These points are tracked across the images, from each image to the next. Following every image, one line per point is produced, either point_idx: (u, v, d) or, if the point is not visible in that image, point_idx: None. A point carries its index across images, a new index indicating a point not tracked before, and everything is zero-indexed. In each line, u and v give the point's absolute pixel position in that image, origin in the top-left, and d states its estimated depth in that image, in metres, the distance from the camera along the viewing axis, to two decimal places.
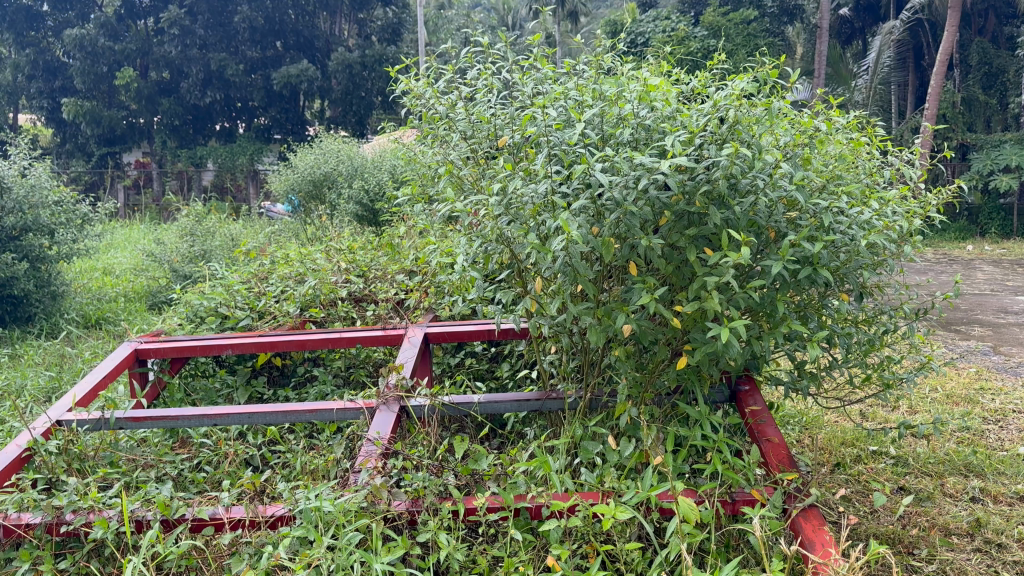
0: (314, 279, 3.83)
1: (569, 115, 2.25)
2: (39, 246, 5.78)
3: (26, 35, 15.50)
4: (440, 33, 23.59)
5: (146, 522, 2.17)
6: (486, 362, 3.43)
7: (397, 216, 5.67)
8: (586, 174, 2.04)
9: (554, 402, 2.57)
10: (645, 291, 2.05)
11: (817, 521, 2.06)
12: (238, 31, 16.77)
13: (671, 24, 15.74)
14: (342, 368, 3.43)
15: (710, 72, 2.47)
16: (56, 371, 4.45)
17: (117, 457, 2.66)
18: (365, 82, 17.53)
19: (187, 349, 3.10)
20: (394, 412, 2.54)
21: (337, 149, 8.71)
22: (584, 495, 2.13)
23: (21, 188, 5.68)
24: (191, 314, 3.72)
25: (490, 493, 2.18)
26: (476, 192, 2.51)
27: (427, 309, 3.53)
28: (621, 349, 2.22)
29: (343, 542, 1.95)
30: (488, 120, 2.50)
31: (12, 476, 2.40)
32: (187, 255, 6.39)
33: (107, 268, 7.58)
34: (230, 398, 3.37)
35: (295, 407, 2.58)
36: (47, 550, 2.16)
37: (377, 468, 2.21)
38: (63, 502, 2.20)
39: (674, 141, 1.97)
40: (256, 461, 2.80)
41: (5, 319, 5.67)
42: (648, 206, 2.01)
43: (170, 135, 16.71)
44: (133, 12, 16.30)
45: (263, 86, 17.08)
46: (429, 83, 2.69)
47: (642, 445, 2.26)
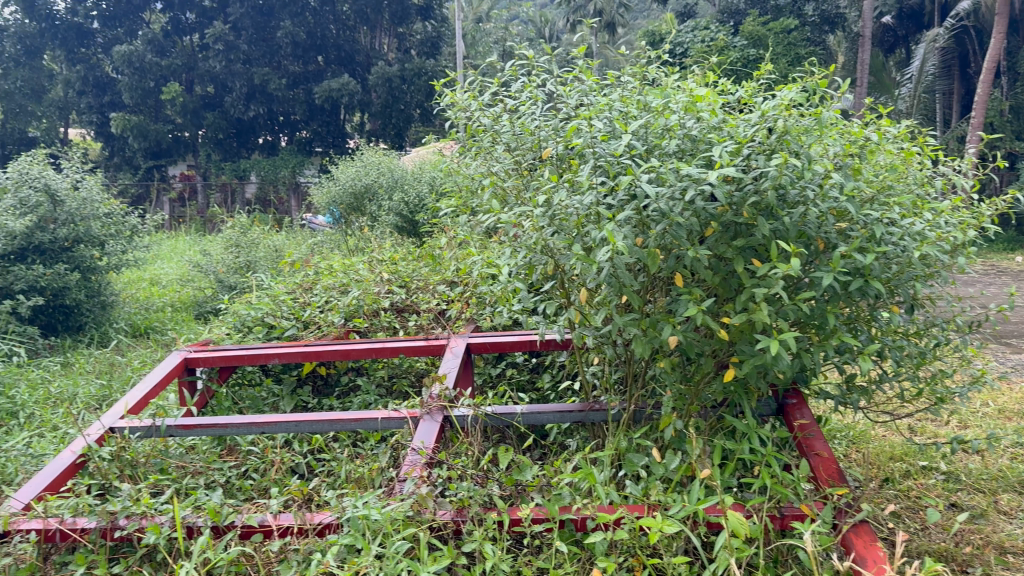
0: (357, 290, 3.88)
1: (614, 126, 2.23)
2: (89, 257, 5.88)
3: (76, 52, 15.81)
4: (478, 47, 23.89)
5: (197, 528, 2.21)
6: (527, 373, 3.41)
7: (438, 227, 5.71)
8: (631, 185, 2.03)
9: (597, 414, 2.56)
10: (692, 303, 2.05)
11: (868, 537, 2.04)
12: (281, 47, 16.90)
13: (710, 34, 15.47)
14: (385, 377, 3.44)
15: (757, 82, 2.44)
16: (107, 379, 4.54)
17: (168, 464, 2.69)
18: (404, 95, 17.28)
19: (233, 358, 3.16)
20: (437, 422, 2.58)
21: (377, 162, 8.81)
22: (630, 508, 2.12)
23: (74, 201, 5.81)
24: (239, 324, 3.80)
25: (534, 504, 2.18)
26: (519, 204, 2.54)
27: (469, 320, 3.57)
28: (666, 361, 2.21)
29: (391, 551, 1.98)
30: (531, 132, 2.48)
31: (66, 482, 2.49)
32: (232, 267, 6.51)
33: (154, 279, 7.72)
34: (276, 406, 3.41)
35: (340, 416, 2.63)
36: (101, 554, 2.21)
37: (422, 477, 2.24)
38: (117, 507, 2.25)
39: (722, 151, 1.97)
40: (302, 469, 2.82)
41: (57, 328, 5.76)
42: (694, 216, 2.01)
43: (214, 148, 17.01)
44: (179, 28, 16.66)
45: (306, 100, 17.20)
46: (473, 96, 2.75)
47: (689, 458, 2.24)
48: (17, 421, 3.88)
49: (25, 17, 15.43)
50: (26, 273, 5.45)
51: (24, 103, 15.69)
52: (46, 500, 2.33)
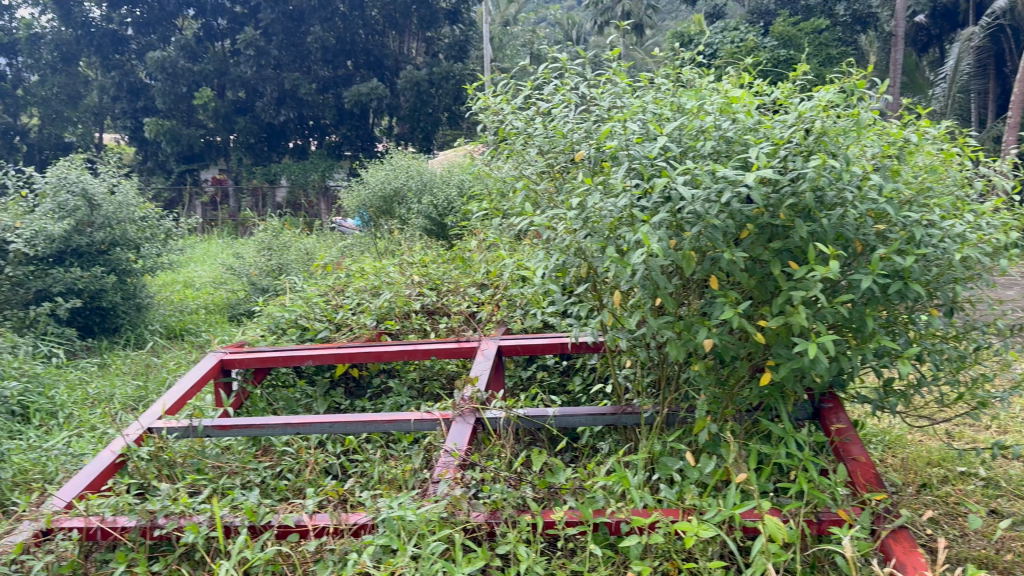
0: (389, 292, 3.90)
1: (648, 129, 2.21)
2: (125, 260, 5.97)
3: (111, 58, 15.92)
4: (505, 50, 23.97)
5: (234, 527, 2.24)
6: (558, 376, 3.40)
7: (468, 229, 5.72)
8: (666, 186, 2.02)
9: (629, 417, 2.55)
10: (728, 306, 2.04)
11: (908, 543, 2.01)
12: (311, 51, 16.68)
13: (740, 34, 15.27)
14: (416, 379, 3.46)
15: (794, 83, 2.41)
16: (142, 380, 4.61)
17: (204, 464, 2.73)
18: (433, 99, 16.96)
19: (268, 360, 3.21)
20: (470, 425, 2.59)
21: (407, 165, 8.85)
22: (665, 512, 2.11)
23: (110, 205, 5.89)
24: (273, 325, 3.85)
25: (567, 507, 2.18)
26: (552, 207, 2.54)
27: (500, 322, 3.58)
28: (701, 364, 2.19)
29: (427, 552, 2.00)
30: (564, 134, 2.47)
31: (106, 481, 2.54)
32: (265, 269, 6.59)
33: (188, 281, 7.84)
34: (309, 407, 3.45)
35: (374, 418, 2.66)
36: (141, 553, 2.24)
37: (456, 479, 2.25)
38: (157, 506, 2.29)
39: (759, 153, 1.95)
40: (335, 470, 2.84)
41: (94, 330, 5.86)
42: (730, 218, 1.99)
43: (246, 153, 17.11)
44: (211, 34, 16.80)
45: (335, 105, 16.98)
46: (506, 100, 2.78)
47: (724, 462, 2.23)
48: (56, 421, 3.95)
49: (61, 24, 15.60)
50: (65, 276, 5.52)
51: (61, 109, 16.04)
52: (87, 499, 2.38)
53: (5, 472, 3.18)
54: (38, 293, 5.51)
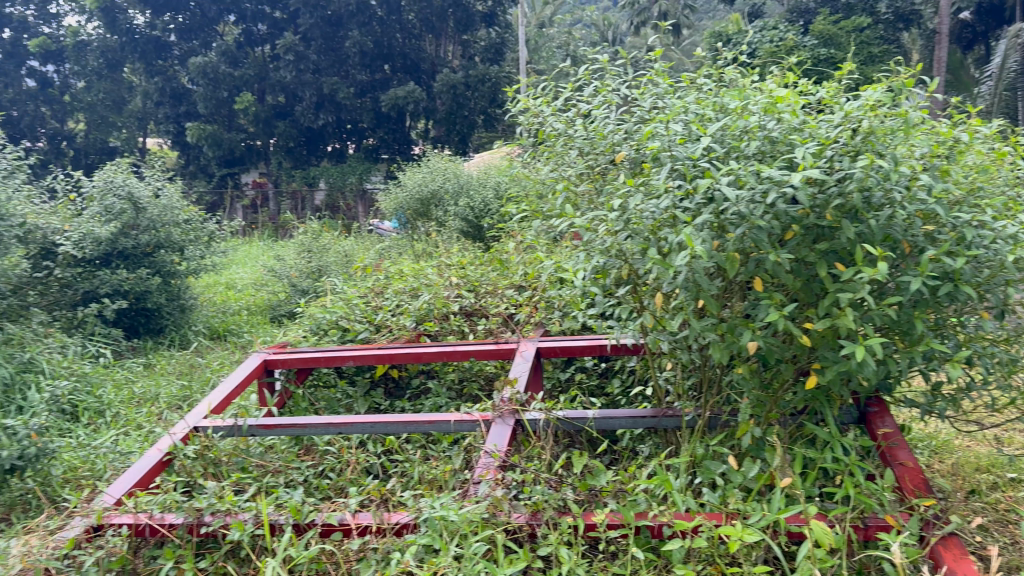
0: (427, 294, 3.93)
1: (691, 129, 2.20)
2: (169, 262, 6.07)
3: (154, 64, 16.17)
4: (541, 52, 23.98)
5: (279, 525, 2.27)
6: (597, 378, 3.37)
7: (505, 231, 5.74)
8: (710, 188, 2.01)
9: (670, 420, 2.53)
10: (773, 308, 2.01)
11: (958, 550, 1.97)
12: (349, 56, 16.78)
13: (779, 33, 15.05)
14: (455, 380, 3.47)
15: (840, 82, 2.38)
16: (187, 380, 4.70)
17: (249, 462, 2.76)
18: (469, 102, 16.93)
19: (311, 360, 3.27)
20: (509, 426, 2.59)
21: (444, 167, 8.91)
22: (708, 516, 2.09)
23: (155, 208, 6.00)
24: (315, 326, 3.91)
25: (609, 509, 2.17)
26: (593, 208, 2.53)
27: (537, 325, 3.58)
28: (744, 368, 2.17)
29: (469, 552, 2.02)
30: (605, 135, 2.46)
31: (153, 479, 2.60)
32: (305, 271, 6.68)
33: (230, 283, 7.96)
34: (350, 408, 3.48)
35: (415, 418, 2.69)
36: (188, 550, 2.29)
37: (497, 480, 2.26)
38: (203, 504, 2.33)
39: (805, 153, 1.93)
40: (375, 470, 2.86)
41: (139, 330, 5.98)
42: (776, 220, 1.97)
43: (286, 157, 17.28)
44: (252, 39, 16.96)
45: (373, 108, 17.11)
46: (547, 103, 2.80)
47: (768, 466, 2.20)
48: (104, 420, 4.03)
49: (107, 32, 15.77)
50: (111, 278, 5.65)
51: (106, 115, 16.29)
52: (135, 497, 2.43)
53: (56, 469, 3.27)
54: (85, 294, 5.65)
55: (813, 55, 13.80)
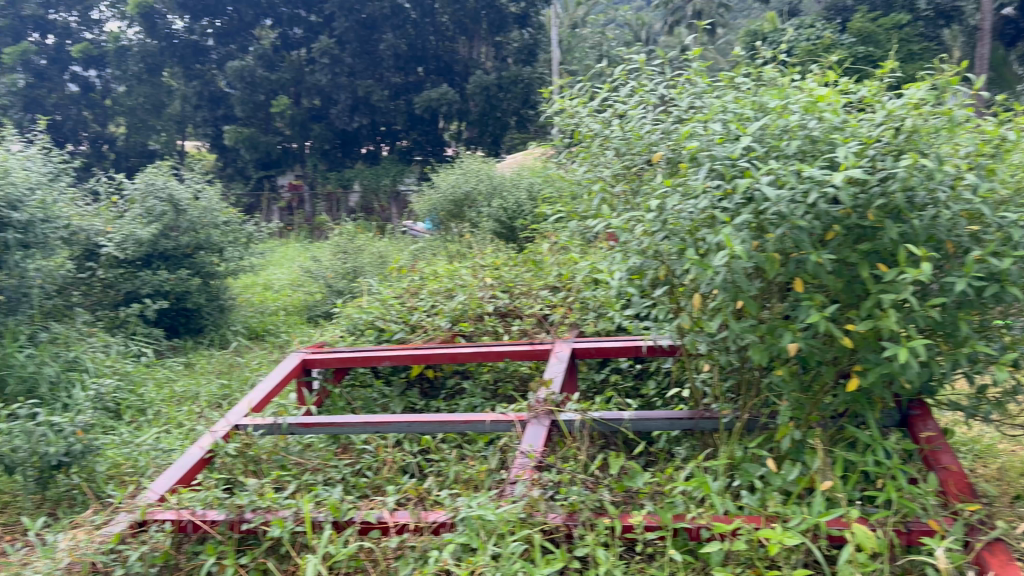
0: (462, 295, 3.94)
1: (731, 128, 2.18)
2: (209, 263, 6.15)
3: (192, 68, 16.45)
4: (574, 53, 23.89)
5: (319, 523, 2.30)
6: (632, 379, 3.35)
7: (540, 232, 5.74)
8: (749, 187, 1.99)
9: (708, 422, 2.51)
10: (813, 309, 2.00)
11: (1005, 556, 1.93)
12: (383, 59, 16.87)
13: (817, 31, 14.80)
14: (490, 381, 3.48)
15: (882, 80, 2.34)
16: (226, 379, 4.77)
17: (287, 460, 2.80)
18: (501, 103, 16.94)
19: (348, 360, 3.31)
20: (545, 427, 2.60)
21: (477, 168, 8.94)
22: (748, 519, 2.07)
23: (196, 210, 6.06)
24: (351, 326, 3.95)
25: (647, 511, 2.16)
26: (630, 209, 2.53)
27: (572, 325, 3.58)
28: (784, 369, 2.15)
29: (507, 551, 2.03)
30: (642, 136, 2.45)
31: (195, 476, 2.65)
32: (341, 272, 6.75)
33: (267, 284, 8.05)
34: (386, 407, 3.51)
35: (451, 418, 2.71)
36: (229, 546, 2.32)
37: (534, 480, 2.27)
38: (245, 501, 2.36)
39: (846, 152, 1.91)
40: (412, 468, 2.88)
41: (179, 330, 6.09)
42: (817, 220, 1.95)
43: (320, 159, 17.33)
44: (288, 43, 17.07)
45: (406, 110, 17.21)
46: (584, 103, 2.80)
47: (809, 470, 2.18)
48: (145, 418, 4.11)
49: (147, 36, 16.10)
50: (152, 278, 5.75)
51: (146, 118, 16.40)
52: (178, 493, 2.48)
53: (101, 465, 3.35)
54: (127, 294, 5.77)
55: (852, 53, 13.57)
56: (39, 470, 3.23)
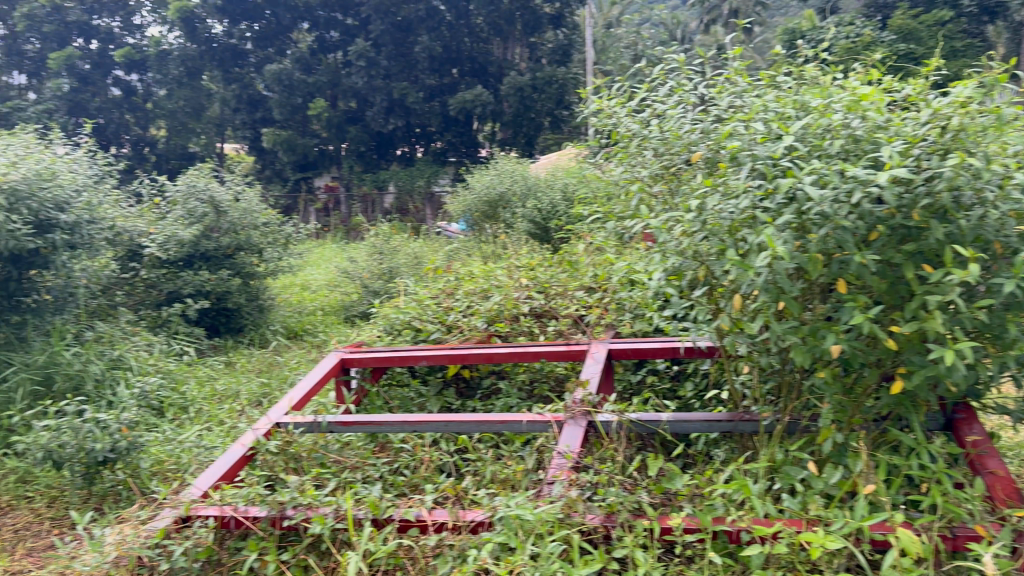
0: (498, 295, 3.96)
1: (772, 128, 2.16)
2: (249, 263, 6.24)
3: (231, 71, 16.77)
4: (608, 52, 23.80)
5: (359, 520, 2.33)
6: (668, 381, 3.33)
7: (575, 232, 5.73)
8: (792, 187, 1.98)
9: (747, 424, 2.49)
10: (857, 311, 1.97)
11: None
12: (418, 61, 16.97)
13: (857, 28, 14.56)
14: (526, 381, 3.49)
15: (926, 78, 2.31)
16: (266, 378, 4.85)
17: (327, 458, 2.83)
18: (535, 104, 16.94)
19: (385, 359, 3.35)
20: (582, 427, 2.60)
21: (512, 169, 8.96)
22: (789, 522, 2.05)
23: (236, 211, 6.14)
24: (389, 326, 3.99)
25: (685, 513, 2.15)
26: (668, 209, 2.52)
27: (608, 326, 3.57)
28: (826, 372, 2.13)
29: (546, 551, 2.04)
30: (681, 135, 2.44)
31: (238, 472, 2.70)
32: (377, 273, 6.81)
33: (305, 284, 8.14)
34: (422, 406, 3.53)
35: (487, 418, 2.73)
36: (271, 542, 2.36)
37: (571, 481, 2.27)
38: (286, 498, 2.39)
39: (890, 152, 1.89)
40: (448, 467, 2.90)
41: (220, 329, 6.20)
42: (861, 220, 1.93)
43: (356, 160, 17.47)
44: (325, 46, 17.26)
45: (441, 112, 17.29)
46: (622, 104, 2.80)
47: (851, 473, 2.15)
48: (187, 415, 4.19)
49: (187, 41, 16.42)
50: (194, 278, 5.85)
51: (186, 122, 16.64)
52: (221, 490, 2.52)
53: (145, 462, 3.42)
54: (170, 294, 5.88)
55: (894, 50, 13.34)
56: (85, 465, 3.33)
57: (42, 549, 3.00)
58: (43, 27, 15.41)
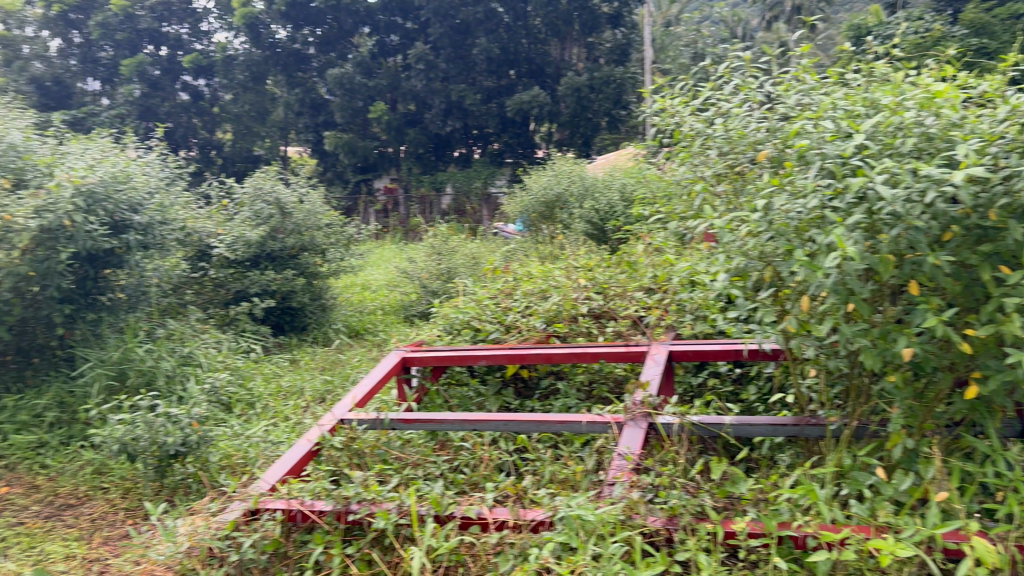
0: (556, 296, 3.97)
1: (841, 126, 2.12)
2: (312, 263, 6.37)
3: (295, 76, 17.09)
4: (667, 51, 23.53)
5: (421, 517, 2.36)
6: (730, 383, 3.29)
7: (634, 233, 5.70)
8: (862, 186, 1.94)
9: (813, 429, 2.45)
10: (930, 313, 1.93)
11: None
12: (476, 63, 17.05)
13: (926, 23, 14.09)
14: (585, 382, 3.49)
15: (1004, 74, 2.23)
16: (329, 375, 4.95)
17: (389, 454, 2.89)
18: (593, 104, 16.87)
19: (445, 358, 3.39)
20: (643, 429, 2.59)
21: (569, 170, 8.95)
22: (857, 528, 2.02)
23: (300, 213, 6.26)
24: (449, 326, 4.03)
25: (750, 518, 2.12)
26: (733, 209, 2.49)
27: (668, 328, 3.55)
28: (897, 375, 2.08)
29: (608, 552, 2.04)
30: (746, 134, 2.42)
31: (303, 467, 2.77)
32: (435, 273, 6.88)
33: (365, 284, 8.27)
34: (482, 405, 3.56)
35: (547, 418, 2.74)
36: (336, 536, 2.41)
37: (633, 482, 2.27)
38: (351, 493, 2.45)
39: (967, 150, 1.84)
40: (508, 467, 2.92)
41: (284, 328, 6.36)
42: (935, 220, 1.88)
43: (415, 162, 17.65)
44: (385, 50, 17.49)
45: (498, 113, 17.35)
46: (686, 103, 2.78)
47: (922, 480, 2.10)
48: (254, 411, 4.30)
49: (253, 46, 16.85)
50: (260, 278, 6.02)
51: (251, 125, 17.02)
52: (288, 483, 2.59)
53: (214, 455, 3.52)
54: (237, 293, 6.06)
55: (965, 46, 12.89)
56: (157, 458, 3.42)
57: (118, 538, 3.13)
58: (116, 35, 15.98)
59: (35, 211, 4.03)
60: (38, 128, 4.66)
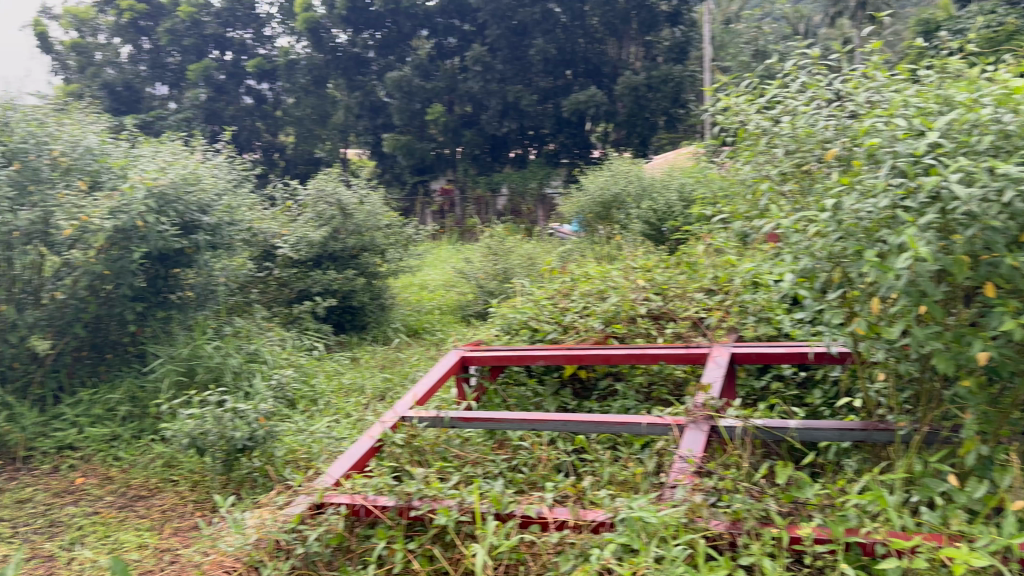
0: (615, 296, 3.96)
1: (914, 124, 2.08)
2: (373, 263, 6.45)
3: (355, 79, 17.35)
4: (726, 49, 23.17)
5: (481, 514, 2.39)
6: (794, 387, 3.23)
7: (693, 233, 5.64)
8: (936, 185, 1.90)
9: (882, 434, 2.36)
10: (1006, 316, 1.87)
11: None
12: (533, 64, 16.95)
13: (998, 17, 13.60)
14: (644, 384, 3.47)
15: None
16: (388, 373, 5.03)
17: (449, 452, 2.93)
18: (650, 103, 16.73)
19: (504, 357, 3.41)
20: (704, 432, 2.58)
21: (627, 170, 8.92)
22: (928, 536, 1.97)
23: (361, 214, 6.35)
24: (507, 326, 4.05)
25: (816, 523, 2.09)
26: (799, 208, 2.46)
27: (729, 329, 3.51)
28: (971, 380, 2.02)
29: (671, 554, 2.03)
30: (814, 132, 2.38)
31: (366, 463, 2.82)
32: (492, 274, 6.91)
33: (423, 284, 8.36)
34: (539, 406, 3.56)
35: (606, 419, 2.74)
36: (399, 531, 2.44)
37: (695, 485, 2.26)
38: (412, 489, 2.50)
39: None
40: (566, 466, 2.91)
41: (345, 326, 6.48)
42: (1012, 220, 1.83)
43: (471, 163, 17.70)
44: (443, 53, 17.55)
45: (555, 114, 17.24)
46: (752, 101, 2.74)
47: (997, 488, 2.03)
48: (317, 407, 4.39)
49: (315, 50, 17.20)
50: (323, 278, 6.15)
51: (312, 128, 17.29)
52: (352, 479, 2.65)
53: (279, 450, 3.60)
54: (300, 292, 6.21)
55: None
56: (226, 452, 3.55)
57: (188, 530, 3.23)
58: (184, 41, 16.48)
59: (111, 212, 4.16)
60: (113, 132, 4.83)
